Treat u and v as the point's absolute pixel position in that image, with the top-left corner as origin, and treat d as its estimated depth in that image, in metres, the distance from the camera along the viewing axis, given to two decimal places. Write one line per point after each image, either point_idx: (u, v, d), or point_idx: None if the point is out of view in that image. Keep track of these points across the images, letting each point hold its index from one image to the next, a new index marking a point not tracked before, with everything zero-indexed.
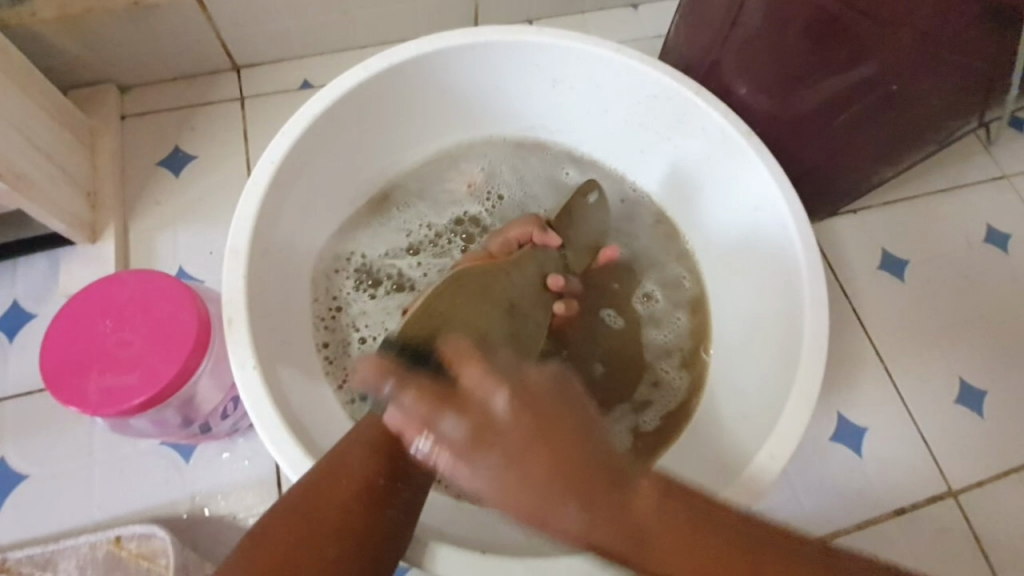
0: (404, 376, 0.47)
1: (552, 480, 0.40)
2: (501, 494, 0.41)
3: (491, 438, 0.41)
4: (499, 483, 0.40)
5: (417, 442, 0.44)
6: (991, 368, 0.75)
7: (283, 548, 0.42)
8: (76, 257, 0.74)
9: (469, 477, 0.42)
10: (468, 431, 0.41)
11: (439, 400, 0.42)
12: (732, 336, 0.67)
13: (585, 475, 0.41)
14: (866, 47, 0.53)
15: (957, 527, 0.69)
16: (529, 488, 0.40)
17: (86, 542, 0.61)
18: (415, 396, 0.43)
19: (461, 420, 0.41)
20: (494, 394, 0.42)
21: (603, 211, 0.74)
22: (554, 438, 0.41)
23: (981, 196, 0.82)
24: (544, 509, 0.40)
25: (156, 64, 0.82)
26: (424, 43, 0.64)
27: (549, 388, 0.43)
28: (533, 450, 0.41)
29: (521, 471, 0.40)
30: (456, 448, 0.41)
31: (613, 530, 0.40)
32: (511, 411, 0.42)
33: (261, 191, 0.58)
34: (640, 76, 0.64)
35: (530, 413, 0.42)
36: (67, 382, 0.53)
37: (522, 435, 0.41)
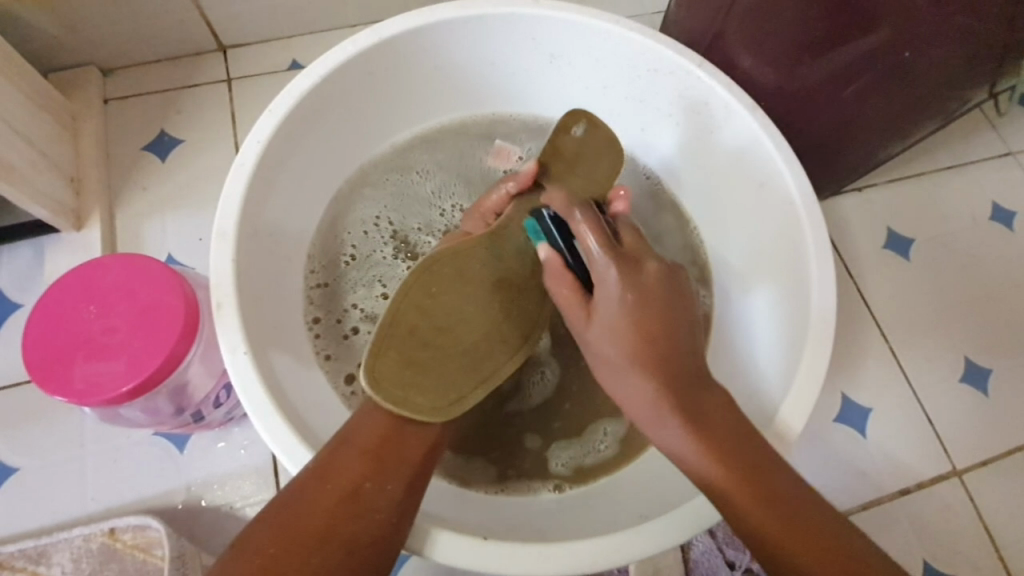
0: (537, 236, 0.54)
1: (656, 336, 0.46)
2: (614, 339, 0.47)
3: (633, 282, 0.47)
4: (631, 314, 0.47)
5: (557, 277, 0.51)
6: (996, 346, 0.74)
7: (263, 557, 0.41)
8: (62, 245, 0.72)
9: (608, 305, 0.47)
10: (614, 271, 0.47)
11: (614, 252, 0.48)
12: (738, 315, 0.66)
13: (673, 367, 0.46)
14: (877, 13, 0.51)
15: (961, 506, 0.68)
16: (650, 334, 0.46)
17: (79, 535, 0.60)
18: (597, 239, 0.48)
19: (611, 267, 0.47)
20: (649, 259, 0.50)
21: (600, 140, 0.62)
22: (673, 316, 0.47)
23: (986, 173, 0.80)
24: (648, 359, 0.46)
25: (138, 44, 0.79)
26: (417, 16, 0.61)
27: (665, 281, 0.48)
28: (648, 322, 0.47)
29: (632, 331, 0.47)
30: (599, 284, 0.48)
31: (687, 417, 0.45)
32: (656, 274, 0.48)
33: (249, 172, 0.56)
34: (639, 49, 0.62)
35: (667, 287, 0.48)
36: (52, 371, 0.51)
37: (642, 326, 0.46)
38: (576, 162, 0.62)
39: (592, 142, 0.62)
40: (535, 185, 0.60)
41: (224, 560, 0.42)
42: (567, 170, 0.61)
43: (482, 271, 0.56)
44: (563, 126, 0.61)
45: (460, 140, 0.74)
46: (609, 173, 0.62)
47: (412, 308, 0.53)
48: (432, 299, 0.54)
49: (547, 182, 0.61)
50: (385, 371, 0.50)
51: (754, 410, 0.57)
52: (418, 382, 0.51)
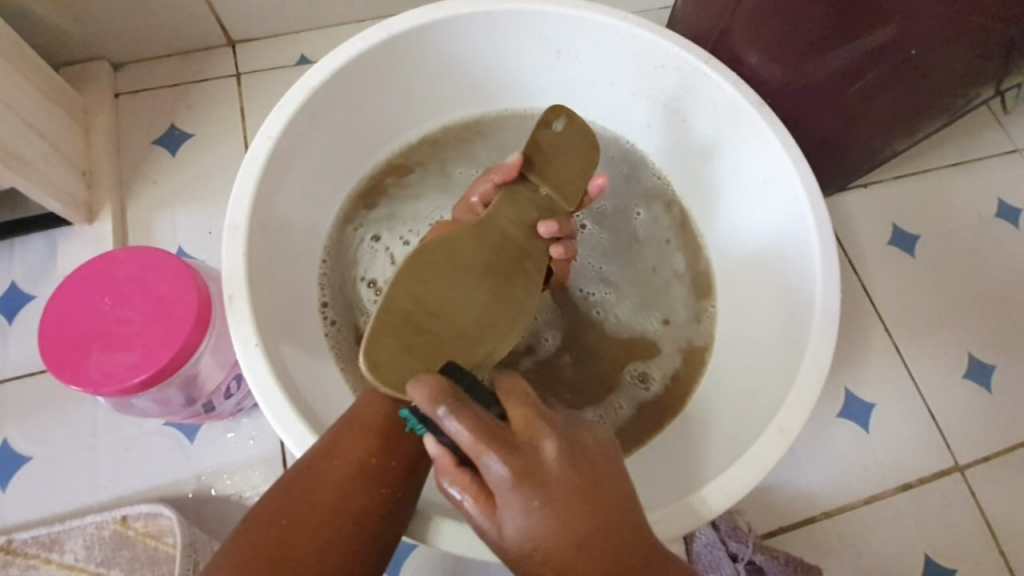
0: (418, 426, 0.41)
1: (582, 533, 0.37)
2: (533, 551, 0.37)
3: (539, 481, 0.37)
4: (537, 518, 0.36)
5: (447, 478, 0.39)
6: (1000, 343, 0.74)
7: (275, 530, 0.43)
8: (73, 238, 0.73)
9: (510, 509, 0.37)
10: (516, 479, 0.36)
11: (501, 443, 0.36)
12: (742, 311, 0.66)
13: (583, 541, 0.37)
14: (884, 9, 0.52)
15: (963, 501, 0.69)
16: (556, 523, 0.37)
17: (92, 522, 0.61)
18: (475, 427, 0.36)
19: (507, 470, 0.36)
20: (546, 442, 0.38)
21: (578, 133, 0.61)
22: (586, 502, 0.38)
23: (992, 170, 0.80)
24: (561, 554, 0.37)
25: (148, 39, 0.79)
26: (427, 11, 0.62)
27: (571, 464, 0.38)
28: (557, 514, 0.37)
29: (558, 535, 0.37)
30: (499, 495, 0.36)
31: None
32: (560, 458, 0.38)
33: (259, 167, 0.57)
34: (647, 44, 0.62)
35: (570, 469, 0.38)
36: (67, 361, 0.52)
37: (551, 525, 0.37)
38: (557, 155, 0.61)
39: (570, 135, 0.62)
40: (520, 177, 0.61)
41: (233, 536, 0.43)
42: (548, 163, 0.61)
43: (473, 258, 0.53)
44: (542, 120, 0.61)
45: (468, 135, 0.75)
46: (587, 167, 0.62)
47: (405, 293, 0.49)
48: (425, 285, 0.50)
49: (532, 175, 0.61)
50: (383, 358, 0.46)
51: (757, 404, 0.58)
52: (413, 369, 0.47)
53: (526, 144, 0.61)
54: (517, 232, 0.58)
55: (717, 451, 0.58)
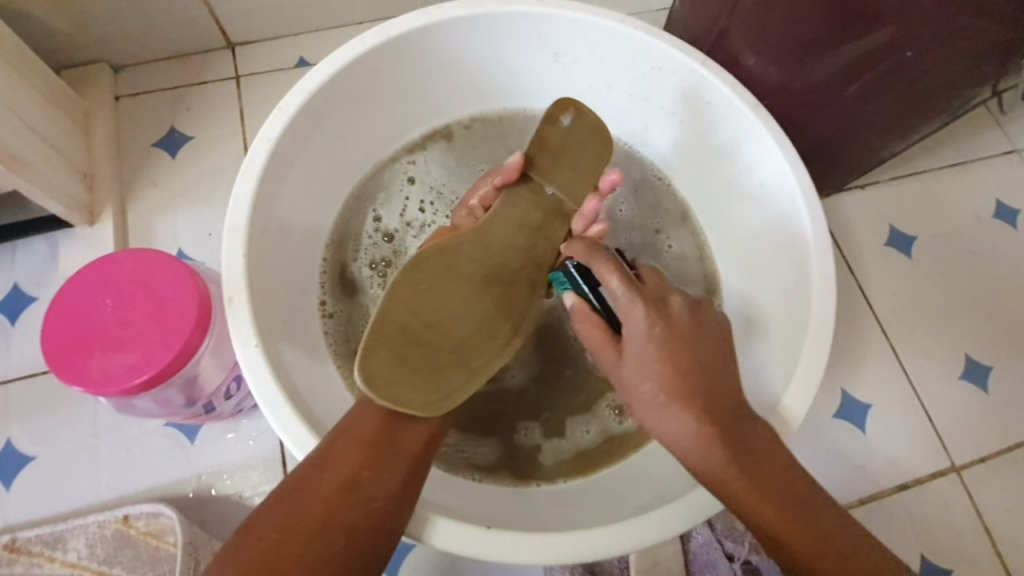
0: (563, 284, 0.56)
1: (688, 373, 0.47)
2: (650, 381, 0.48)
3: (665, 321, 0.48)
4: (658, 358, 0.47)
5: (580, 326, 0.52)
6: (997, 344, 0.74)
7: (264, 544, 0.42)
8: (74, 239, 0.74)
9: (634, 339, 0.49)
10: (649, 317, 0.48)
11: (643, 297, 0.49)
12: (740, 314, 0.66)
13: (693, 382, 0.47)
14: (881, 12, 0.52)
15: (960, 501, 0.69)
16: (674, 357, 0.47)
17: (94, 521, 0.62)
18: (620, 283, 0.49)
19: (640, 311, 0.48)
20: (674, 295, 0.51)
21: (586, 129, 0.61)
22: (698, 348, 0.48)
23: (990, 171, 0.80)
24: (674, 387, 0.47)
25: (149, 41, 0.80)
26: (425, 14, 0.62)
27: (688, 317, 0.49)
28: (671, 352, 0.47)
29: (666, 368, 0.47)
30: (628, 324, 0.49)
31: (706, 419, 0.46)
32: (686, 312, 0.50)
33: (259, 169, 0.57)
34: (644, 47, 0.63)
35: (693, 324, 0.49)
36: (69, 362, 0.53)
37: (665, 358, 0.47)
38: (562, 154, 0.61)
39: (578, 132, 0.61)
40: (522, 177, 0.61)
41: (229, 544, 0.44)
42: (553, 162, 0.61)
43: (472, 268, 0.56)
44: (549, 117, 0.61)
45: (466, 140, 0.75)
46: (595, 164, 0.62)
47: (404, 306, 0.52)
48: (423, 296, 0.53)
49: (534, 174, 0.61)
50: (378, 369, 0.50)
51: (753, 404, 0.58)
52: (409, 378, 0.51)
53: (532, 143, 0.62)
54: (519, 238, 0.59)
55: None
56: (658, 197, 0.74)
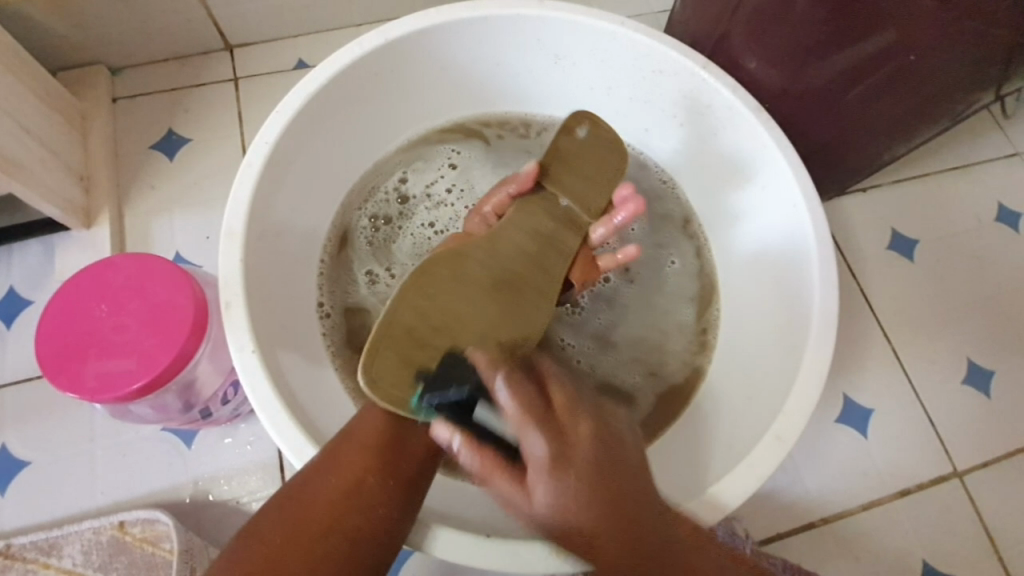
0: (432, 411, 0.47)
1: (602, 513, 0.42)
2: (557, 520, 0.42)
3: (571, 464, 0.41)
4: (570, 498, 0.41)
5: (462, 453, 0.44)
6: (1000, 348, 0.74)
7: (263, 548, 0.43)
8: (71, 243, 0.73)
9: (538, 484, 0.41)
10: (553, 460, 0.41)
11: (548, 430, 0.42)
12: (740, 318, 0.66)
13: (610, 514, 0.42)
14: (884, 15, 0.51)
15: (962, 506, 0.69)
16: (591, 488, 0.41)
17: (90, 528, 0.61)
18: (517, 410, 0.42)
19: (545, 461, 0.41)
20: (580, 419, 0.44)
21: (603, 140, 0.62)
22: (615, 477, 0.43)
23: (992, 174, 0.80)
24: (597, 520, 0.42)
25: (146, 43, 0.79)
26: (424, 17, 0.62)
27: (597, 449, 0.43)
28: (590, 487, 0.41)
29: (576, 509, 0.41)
30: (529, 473, 0.42)
31: (618, 549, 0.43)
32: (592, 440, 0.43)
33: (256, 172, 0.57)
34: (645, 50, 0.62)
35: (603, 452, 0.43)
36: (64, 369, 0.52)
37: (589, 492, 0.41)
38: (577, 163, 0.61)
39: (594, 144, 0.62)
40: (537, 186, 0.60)
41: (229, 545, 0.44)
42: (567, 171, 0.61)
43: (479, 271, 0.54)
44: (566, 128, 0.61)
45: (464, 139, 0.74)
46: (611, 175, 0.62)
47: (410, 310, 0.50)
48: (430, 299, 0.51)
49: (547, 182, 0.60)
50: (382, 372, 0.49)
51: (753, 410, 0.58)
52: (419, 384, 0.49)
53: (547, 151, 0.61)
54: (528, 241, 0.57)
55: (715, 459, 0.58)
56: (659, 197, 0.73)
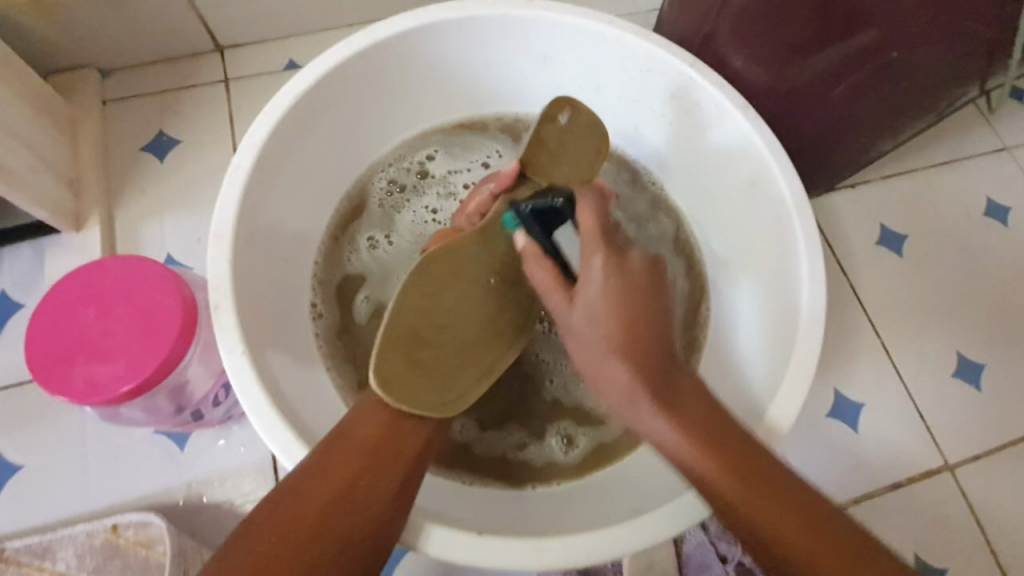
0: (516, 223, 0.56)
1: (619, 318, 0.46)
2: (601, 312, 0.47)
3: (626, 271, 0.48)
4: (614, 292, 0.47)
5: (534, 265, 0.52)
6: (990, 342, 0.74)
7: (258, 552, 0.42)
8: (62, 246, 0.73)
9: (591, 284, 0.48)
10: (605, 263, 0.48)
11: (609, 253, 0.48)
12: (730, 314, 0.66)
13: (648, 363, 0.46)
14: (867, 12, 0.51)
15: (953, 499, 0.69)
16: (624, 320, 0.46)
17: (83, 531, 0.61)
18: (592, 223, 0.50)
19: (597, 253, 0.48)
20: (632, 251, 0.50)
21: (584, 125, 0.62)
22: (640, 296, 0.47)
23: (980, 168, 0.81)
24: (623, 342, 0.46)
25: (136, 45, 0.79)
26: (412, 17, 0.62)
27: (647, 272, 0.48)
28: (621, 313, 0.46)
29: (612, 320, 0.46)
30: (588, 261, 0.49)
31: (654, 372, 0.45)
32: (644, 264, 0.49)
33: (245, 174, 0.57)
34: (632, 49, 0.62)
35: (648, 273, 0.48)
36: (54, 372, 0.52)
37: (619, 311, 0.46)
38: (560, 151, 0.62)
39: (574, 130, 0.62)
40: (520, 178, 0.60)
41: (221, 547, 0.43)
42: (551, 160, 0.61)
43: (475, 270, 0.57)
44: (547, 116, 0.60)
45: (453, 137, 0.75)
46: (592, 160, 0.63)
47: (412, 309, 0.53)
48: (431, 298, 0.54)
49: (532, 172, 0.61)
50: (391, 372, 0.51)
51: (742, 405, 0.58)
52: (422, 379, 0.53)
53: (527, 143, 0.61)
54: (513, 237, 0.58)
55: None
56: (644, 215, 0.73)
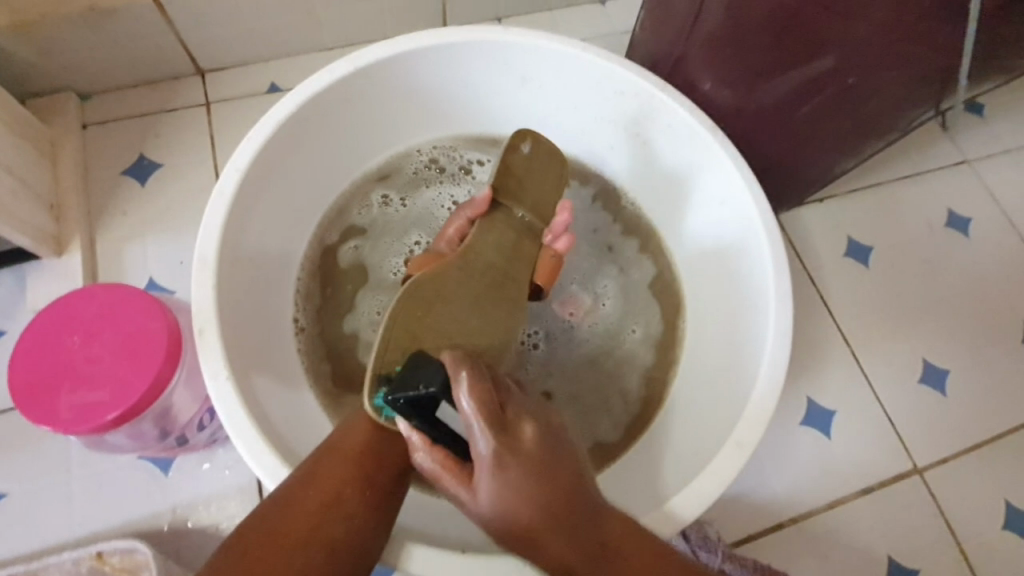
0: (389, 411, 0.47)
1: (540, 493, 0.43)
2: (500, 511, 0.42)
3: (517, 457, 0.42)
4: (510, 493, 0.42)
5: (420, 457, 0.45)
6: (954, 349, 0.77)
7: (248, 557, 0.42)
8: (42, 271, 0.73)
9: (480, 478, 0.42)
10: (494, 455, 0.42)
11: (494, 424, 0.42)
12: (705, 327, 0.69)
13: (557, 497, 0.43)
14: (823, 41, 0.54)
15: (922, 501, 0.72)
16: (540, 489, 0.43)
17: (68, 558, 0.61)
18: (474, 408, 0.42)
19: (484, 456, 0.42)
20: (524, 419, 0.44)
21: (544, 158, 0.64)
22: (552, 470, 0.43)
23: (942, 181, 0.84)
24: (528, 504, 0.42)
25: (116, 69, 0.80)
26: (391, 44, 0.63)
27: (544, 442, 0.44)
28: (533, 485, 0.42)
29: (524, 501, 0.42)
30: (476, 475, 0.43)
31: (564, 548, 0.43)
32: (496, 452, 0.42)
33: (228, 199, 0.58)
34: (606, 73, 0.65)
35: (545, 447, 0.44)
36: (37, 402, 0.52)
37: (518, 495, 0.42)
38: (526, 177, 0.64)
39: (537, 161, 0.64)
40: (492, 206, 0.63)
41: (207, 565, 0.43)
42: (518, 186, 0.63)
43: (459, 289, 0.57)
44: (511, 145, 0.63)
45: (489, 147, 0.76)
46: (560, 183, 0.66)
47: (402, 335, 0.52)
48: (421, 322, 0.54)
49: (503, 200, 0.63)
50: (400, 369, 0.51)
51: (717, 417, 0.60)
52: None
53: (496, 169, 0.63)
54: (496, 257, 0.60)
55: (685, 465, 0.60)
56: (629, 262, 0.75)
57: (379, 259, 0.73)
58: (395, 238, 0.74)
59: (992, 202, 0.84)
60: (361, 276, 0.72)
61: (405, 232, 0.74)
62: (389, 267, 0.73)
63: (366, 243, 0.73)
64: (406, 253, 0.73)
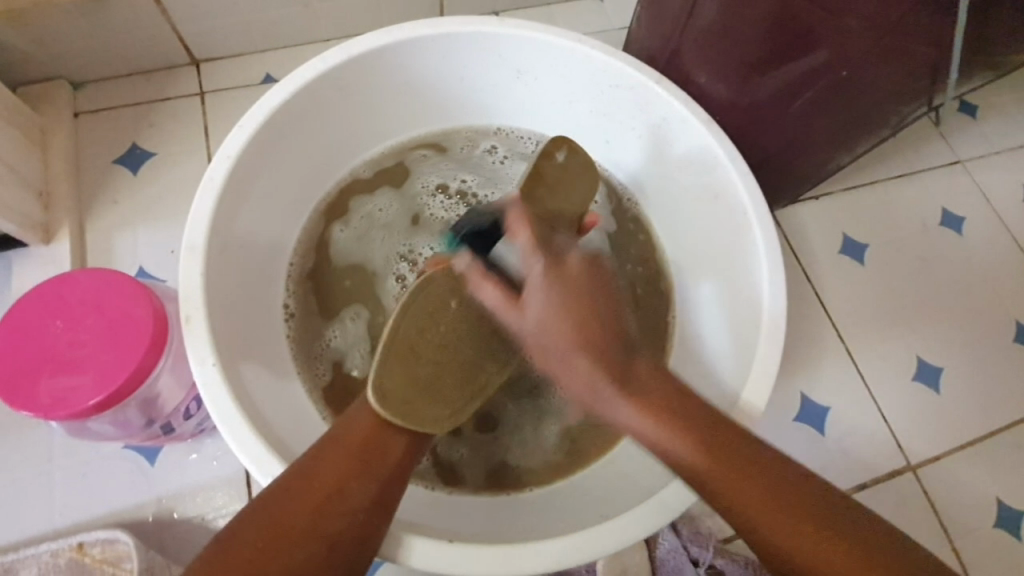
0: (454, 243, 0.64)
1: (577, 337, 0.47)
2: (547, 326, 0.48)
3: (561, 275, 0.49)
4: (555, 295, 0.48)
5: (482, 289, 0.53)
6: (948, 346, 0.77)
7: (250, 551, 0.42)
8: (29, 259, 0.72)
9: (533, 289, 0.49)
10: (543, 272, 0.49)
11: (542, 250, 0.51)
12: (699, 319, 0.68)
13: (597, 338, 0.47)
14: (814, 35, 0.54)
15: (917, 499, 0.71)
16: (574, 326, 0.47)
17: (47, 550, 0.60)
18: (527, 236, 0.52)
19: (536, 265, 0.50)
20: (571, 254, 0.51)
21: (578, 165, 0.65)
22: (598, 292, 0.49)
23: (936, 180, 0.85)
24: (580, 328, 0.47)
25: (109, 58, 0.79)
26: (386, 34, 0.63)
27: (587, 274, 0.49)
28: (568, 304, 0.48)
29: (565, 319, 0.47)
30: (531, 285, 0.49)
31: (611, 337, 0.48)
32: (546, 282, 0.49)
33: (217, 187, 0.57)
34: (602, 65, 0.64)
35: (590, 271, 0.50)
36: (18, 387, 0.51)
37: (564, 308, 0.47)
38: (557, 186, 0.64)
39: (571, 166, 0.65)
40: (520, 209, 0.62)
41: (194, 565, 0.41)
42: (548, 193, 0.63)
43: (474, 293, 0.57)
44: (546, 152, 0.65)
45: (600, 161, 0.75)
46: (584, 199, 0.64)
47: (410, 324, 0.54)
48: (429, 316, 0.55)
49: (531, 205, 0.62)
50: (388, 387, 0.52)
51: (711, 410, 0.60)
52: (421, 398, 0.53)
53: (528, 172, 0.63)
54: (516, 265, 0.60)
55: None
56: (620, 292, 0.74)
57: (422, 170, 0.75)
58: (457, 165, 0.75)
59: (986, 201, 0.84)
60: (400, 177, 0.74)
61: (467, 167, 0.76)
62: (422, 183, 0.75)
63: (438, 157, 0.75)
64: (446, 179, 0.75)
